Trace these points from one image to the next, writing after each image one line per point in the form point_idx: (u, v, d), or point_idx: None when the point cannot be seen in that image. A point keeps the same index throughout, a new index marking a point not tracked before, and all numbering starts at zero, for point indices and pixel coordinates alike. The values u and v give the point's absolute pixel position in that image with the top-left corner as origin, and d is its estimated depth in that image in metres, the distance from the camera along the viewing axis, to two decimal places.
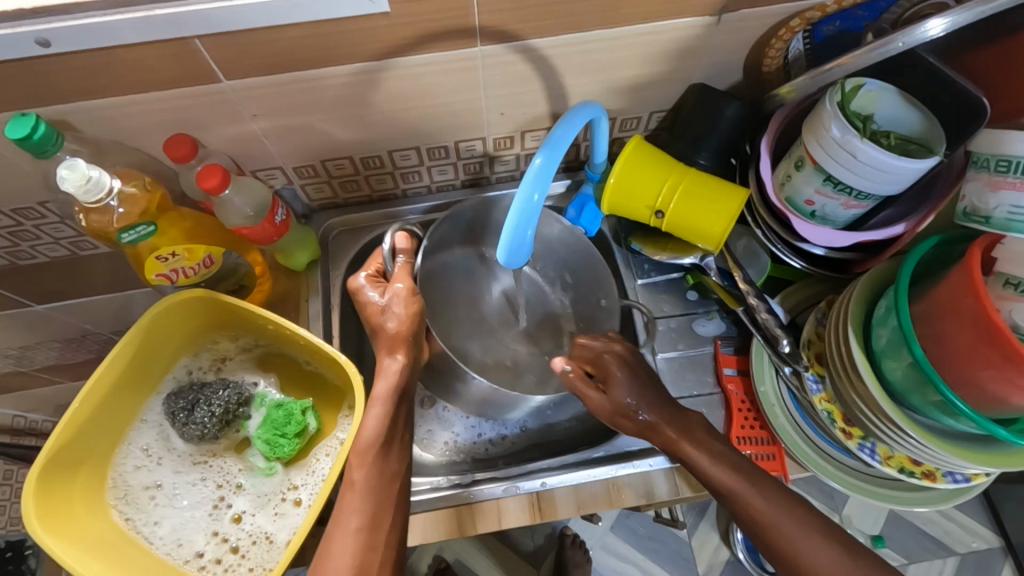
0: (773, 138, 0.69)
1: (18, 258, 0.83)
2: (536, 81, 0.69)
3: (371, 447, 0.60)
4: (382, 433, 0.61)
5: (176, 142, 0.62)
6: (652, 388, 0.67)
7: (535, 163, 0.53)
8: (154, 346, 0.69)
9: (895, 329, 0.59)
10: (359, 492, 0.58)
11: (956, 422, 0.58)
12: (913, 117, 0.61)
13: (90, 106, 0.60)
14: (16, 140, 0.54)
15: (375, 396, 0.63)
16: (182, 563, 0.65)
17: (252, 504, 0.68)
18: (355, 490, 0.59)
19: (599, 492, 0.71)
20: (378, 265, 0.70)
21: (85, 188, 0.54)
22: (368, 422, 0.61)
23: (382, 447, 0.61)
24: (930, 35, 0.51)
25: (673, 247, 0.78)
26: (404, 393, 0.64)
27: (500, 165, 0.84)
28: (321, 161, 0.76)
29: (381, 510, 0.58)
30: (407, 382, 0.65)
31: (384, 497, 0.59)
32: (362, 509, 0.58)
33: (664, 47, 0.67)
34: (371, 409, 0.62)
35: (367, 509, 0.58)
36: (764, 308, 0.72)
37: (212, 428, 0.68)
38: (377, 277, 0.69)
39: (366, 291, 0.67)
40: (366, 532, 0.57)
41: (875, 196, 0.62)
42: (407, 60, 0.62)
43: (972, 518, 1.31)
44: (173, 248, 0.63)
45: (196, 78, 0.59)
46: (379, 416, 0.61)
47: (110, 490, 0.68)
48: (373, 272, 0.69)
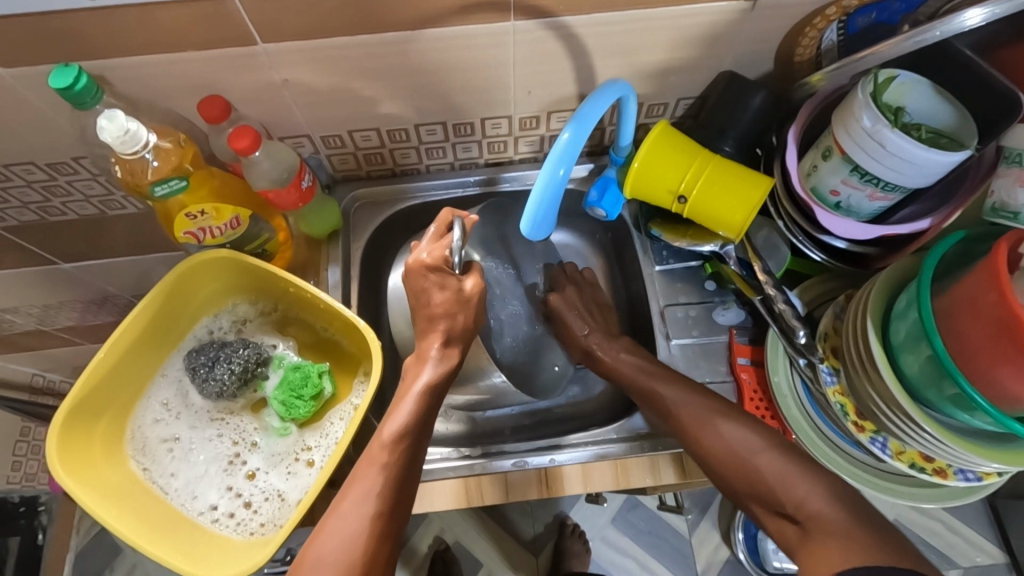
0: (801, 129, 0.69)
1: (49, 214, 0.85)
2: (566, 61, 0.70)
3: (401, 441, 0.59)
4: (413, 430, 0.60)
5: (209, 102, 0.63)
6: (675, 397, 0.69)
7: (563, 138, 0.54)
8: (178, 304, 0.71)
9: (914, 322, 0.59)
10: (380, 477, 0.58)
11: (971, 417, 0.57)
12: (944, 110, 0.61)
13: (129, 62, 0.61)
14: (59, 90, 0.55)
15: (411, 390, 0.62)
16: (196, 515, 0.66)
17: (266, 462, 0.69)
18: (374, 477, 0.58)
19: (606, 472, 0.71)
20: (441, 251, 0.63)
21: (122, 139, 0.54)
22: (402, 413, 0.60)
23: (412, 443, 0.60)
24: (968, 25, 0.51)
25: (694, 233, 0.78)
26: (437, 397, 0.63)
27: (523, 146, 0.85)
28: (348, 132, 0.77)
29: (398, 502, 0.58)
30: (444, 384, 0.64)
31: (402, 488, 0.58)
32: (378, 497, 0.57)
33: (696, 31, 0.67)
34: (404, 403, 0.61)
35: (384, 499, 0.57)
36: (781, 299, 0.71)
37: (231, 385, 0.69)
38: (439, 267, 0.63)
39: (427, 287, 0.63)
40: (383, 520, 0.56)
41: (902, 188, 0.61)
42: (440, 32, 0.63)
43: (978, 532, 1.31)
44: (202, 206, 0.64)
45: (235, 39, 0.60)
46: (411, 411, 0.60)
47: (129, 440, 0.69)
48: (436, 261, 0.63)
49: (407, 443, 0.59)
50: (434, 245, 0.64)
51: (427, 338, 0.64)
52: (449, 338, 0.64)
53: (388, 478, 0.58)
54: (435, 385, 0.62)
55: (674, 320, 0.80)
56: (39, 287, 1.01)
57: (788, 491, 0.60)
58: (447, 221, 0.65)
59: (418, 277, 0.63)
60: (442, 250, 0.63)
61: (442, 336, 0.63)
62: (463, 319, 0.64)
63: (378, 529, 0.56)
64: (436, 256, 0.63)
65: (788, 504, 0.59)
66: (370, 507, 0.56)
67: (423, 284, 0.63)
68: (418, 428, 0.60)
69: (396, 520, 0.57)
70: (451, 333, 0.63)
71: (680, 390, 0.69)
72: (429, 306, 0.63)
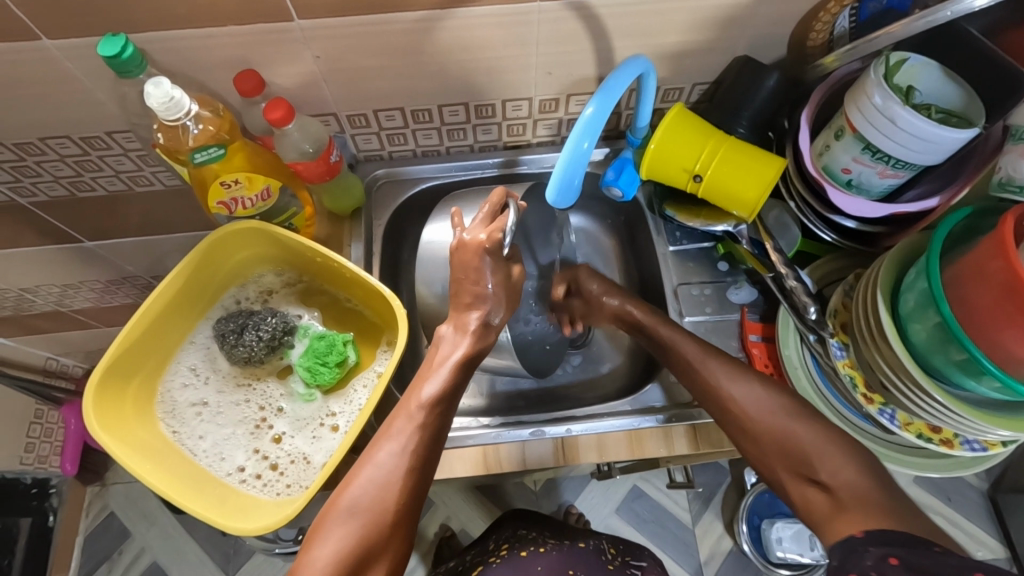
0: (813, 113, 0.72)
1: (78, 189, 0.88)
2: (586, 42, 0.72)
3: (437, 404, 0.62)
4: (447, 395, 0.63)
5: (244, 76, 0.66)
6: (690, 370, 0.70)
7: (587, 112, 0.56)
8: (208, 272, 0.73)
9: (923, 291, 0.61)
10: (415, 434, 0.60)
11: (978, 385, 0.59)
12: (953, 92, 0.63)
13: (170, 35, 0.64)
14: (107, 58, 0.57)
15: (448, 359, 0.64)
16: (223, 475, 0.68)
17: (291, 426, 0.71)
18: (408, 433, 0.60)
19: (621, 442, 0.73)
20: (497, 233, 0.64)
21: (166, 105, 0.57)
22: (438, 379, 0.63)
23: (443, 408, 0.62)
24: (976, 5, 0.54)
25: (707, 213, 0.80)
26: (468, 369, 0.65)
27: (541, 129, 0.87)
28: (373, 111, 0.79)
29: (429, 457, 0.60)
30: (477, 357, 0.66)
31: (432, 450, 0.60)
32: (411, 454, 0.59)
33: (713, 14, 0.69)
34: (441, 370, 0.64)
35: (416, 453, 0.59)
36: (793, 277, 0.73)
37: (259, 351, 0.71)
38: (496, 249, 0.64)
39: (484, 268, 0.64)
40: (415, 474, 0.58)
41: (912, 165, 0.63)
42: (469, 10, 0.66)
43: (978, 527, 1.32)
44: (236, 175, 0.67)
45: (273, 14, 0.63)
46: (448, 377, 0.63)
47: (159, 403, 0.72)
48: (494, 244, 0.64)
49: (441, 407, 0.61)
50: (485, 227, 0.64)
51: (468, 312, 0.66)
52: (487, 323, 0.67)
53: (424, 434, 0.60)
54: (471, 357, 0.65)
55: (688, 298, 0.82)
56: (63, 265, 1.03)
57: (799, 448, 0.61)
58: (498, 203, 0.66)
59: (473, 256, 0.64)
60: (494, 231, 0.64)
61: (483, 315, 0.66)
62: (501, 314, 0.67)
63: (410, 483, 0.58)
64: (493, 238, 0.63)
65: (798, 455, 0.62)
66: (404, 461, 0.58)
67: (478, 264, 0.64)
68: (450, 394, 0.63)
69: (427, 478, 0.59)
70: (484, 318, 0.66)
71: (694, 360, 0.70)
72: (478, 285, 0.65)
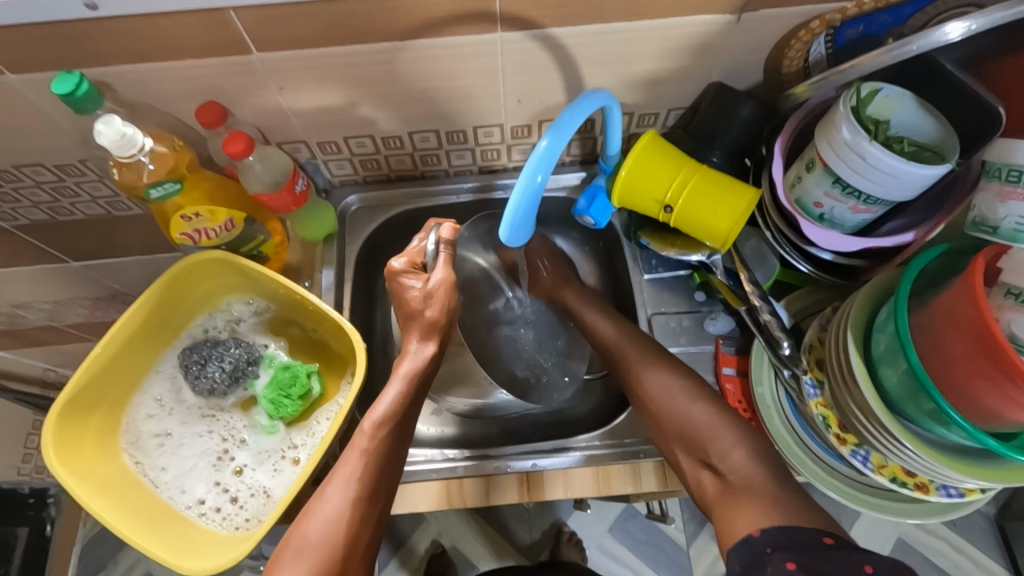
0: (788, 141, 0.69)
1: (58, 214, 0.89)
2: (554, 71, 0.71)
3: (383, 425, 0.61)
4: (396, 415, 0.62)
5: (206, 108, 0.65)
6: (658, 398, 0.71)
7: (541, 146, 0.54)
8: (173, 303, 0.73)
9: (893, 335, 0.58)
10: (362, 462, 0.59)
11: (949, 432, 0.57)
12: (929, 124, 0.61)
13: (130, 69, 0.64)
14: (62, 96, 0.57)
15: (396, 376, 0.64)
16: (183, 508, 0.68)
17: (253, 458, 0.71)
18: (357, 463, 0.59)
19: (587, 478, 0.72)
20: (417, 256, 0.68)
21: (118, 143, 0.56)
22: (384, 400, 0.63)
23: (394, 429, 0.61)
24: (948, 38, 0.51)
25: (682, 242, 0.78)
26: (421, 389, 0.65)
27: (516, 154, 0.86)
28: (343, 138, 0.79)
29: (377, 482, 0.59)
30: (429, 369, 0.66)
31: (383, 473, 0.60)
32: (359, 482, 0.58)
33: (682, 42, 0.68)
34: (389, 388, 0.64)
35: (364, 482, 0.58)
36: (767, 310, 0.71)
37: (222, 383, 0.71)
38: (414, 266, 0.67)
39: (405, 280, 0.66)
40: (363, 503, 0.58)
41: (885, 201, 0.61)
42: (429, 42, 0.65)
43: (984, 553, 1.28)
44: (196, 208, 0.67)
45: (231, 48, 0.63)
46: (396, 394, 0.63)
47: (123, 434, 0.72)
48: (410, 262, 0.67)
49: (388, 425, 0.61)
50: (408, 252, 0.68)
51: (407, 332, 0.67)
52: (427, 336, 0.66)
53: (372, 461, 0.59)
54: (419, 373, 0.65)
55: (662, 329, 0.80)
56: (51, 284, 1.04)
57: None
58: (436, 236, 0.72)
59: (396, 282, 0.67)
60: (416, 255, 0.68)
61: (418, 330, 0.66)
62: (428, 317, 0.65)
63: (360, 513, 0.57)
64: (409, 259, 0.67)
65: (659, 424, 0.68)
66: (351, 491, 0.58)
67: (399, 284, 0.66)
68: (399, 415, 0.62)
69: (377, 502, 0.59)
70: (421, 331, 0.66)
71: (660, 398, 0.67)
72: (403, 306, 0.66)
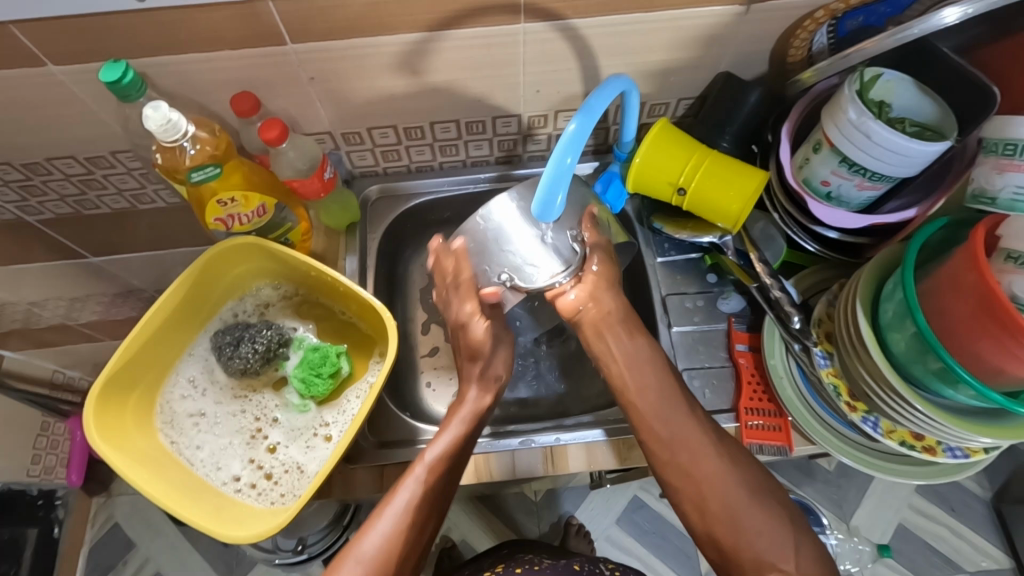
0: (795, 124, 0.73)
1: (84, 207, 0.91)
2: (572, 61, 0.74)
3: (441, 464, 0.65)
4: (453, 455, 0.66)
5: (241, 97, 0.68)
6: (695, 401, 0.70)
7: (570, 128, 0.56)
8: (206, 288, 0.75)
9: (900, 302, 0.62)
10: (420, 491, 0.64)
11: (955, 393, 0.60)
12: (928, 105, 0.65)
13: (169, 59, 0.66)
14: (108, 83, 0.60)
15: (456, 422, 0.69)
16: (219, 484, 0.70)
17: (286, 436, 0.73)
18: (414, 491, 0.64)
19: (609, 451, 0.75)
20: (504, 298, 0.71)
21: (165, 127, 0.59)
22: (443, 440, 0.67)
23: (448, 469, 0.65)
24: (946, 22, 0.55)
25: (694, 225, 0.82)
26: (475, 430, 0.70)
27: (532, 145, 0.89)
28: (367, 129, 0.82)
29: (432, 511, 0.64)
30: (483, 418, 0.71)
31: (435, 506, 0.64)
32: (415, 508, 0.63)
33: (693, 33, 0.71)
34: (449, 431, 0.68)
35: (419, 510, 0.63)
36: (777, 287, 0.76)
37: (255, 363, 0.73)
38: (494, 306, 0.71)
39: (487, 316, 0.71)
40: (416, 529, 0.63)
41: (889, 178, 0.65)
42: (456, 33, 0.68)
43: (982, 537, 1.31)
44: (232, 194, 0.69)
45: (268, 39, 0.65)
46: (453, 437, 0.67)
47: (158, 414, 0.74)
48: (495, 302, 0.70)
49: (446, 468, 0.65)
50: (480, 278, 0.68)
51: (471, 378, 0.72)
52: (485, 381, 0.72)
53: (428, 492, 0.64)
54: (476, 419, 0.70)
55: (676, 308, 0.83)
56: (70, 279, 1.06)
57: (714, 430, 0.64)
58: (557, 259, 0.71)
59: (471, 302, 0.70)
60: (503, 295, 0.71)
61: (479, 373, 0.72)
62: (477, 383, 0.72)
63: (414, 535, 0.62)
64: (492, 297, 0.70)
65: (645, 414, 0.67)
66: (408, 516, 0.62)
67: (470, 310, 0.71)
68: (451, 458, 0.66)
69: (428, 529, 0.64)
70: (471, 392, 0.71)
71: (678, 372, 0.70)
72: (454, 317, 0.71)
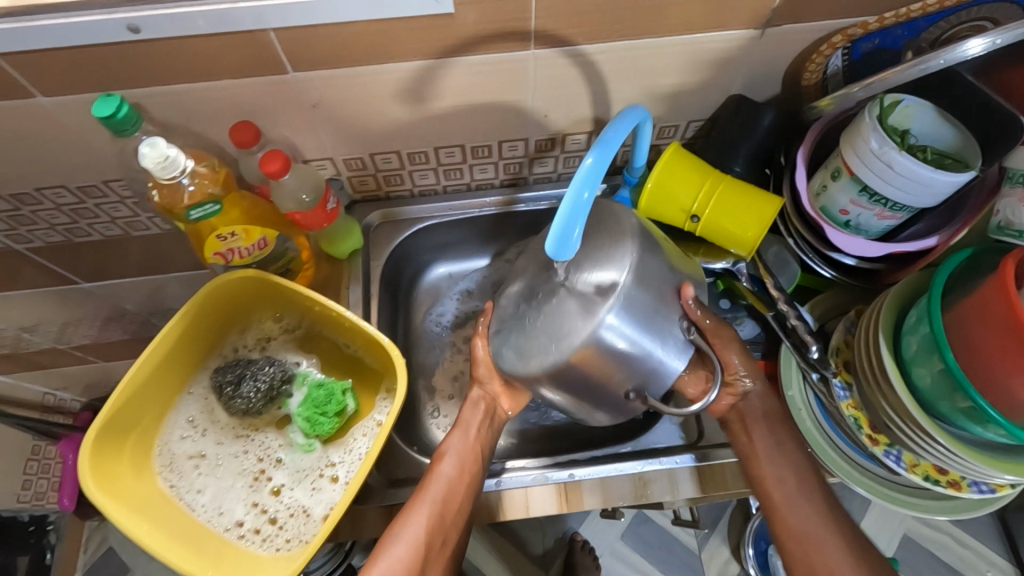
0: (809, 151, 0.72)
1: (75, 235, 0.87)
2: (582, 85, 0.72)
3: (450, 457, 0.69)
4: (463, 449, 0.70)
5: (241, 127, 0.65)
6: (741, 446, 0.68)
7: (586, 162, 0.53)
8: (205, 326, 0.72)
9: (926, 336, 0.60)
10: (434, 484, 0.67)
11: (984, 430, 0.59)
12: (947, 133, 0.64)
13: (165, 90, 0.64)
14: (102, 119, 0.57)
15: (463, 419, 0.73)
16: (222, 531, 0.67)
17: (291, 478, 0.70)
18: (429, 485, 0.67)
19: (626, 486, 0.73)
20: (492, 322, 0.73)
21: (162, 165, 0.57)
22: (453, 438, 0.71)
23: (456, 462, 0.69)
24: (970, 54, 0.53)
25: (705, 251, 0.79)
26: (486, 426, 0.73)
27: (538, 168, 0.87)
28: (370, 154, 0.79)
29: (448, 503, 0.66)
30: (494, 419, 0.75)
31: (451, 498, 0.66)
32: (432, 502, 0.66)
33: (707, 57, 0.69)
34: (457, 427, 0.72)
35: (434, 502, 0.66)
36: (794, 314, 0.73)
37: (257, 403, 0.71)
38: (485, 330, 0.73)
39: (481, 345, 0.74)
40: (433, 521, 0.65)
41: (910, 207, 0.64)
42: (465, 60, 0.66)
43: (986, 545, 1.31)
44: (232, 228, 0.67)
45: (268, 68, 0.63)
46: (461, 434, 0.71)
47: (156, 457, 0.71)
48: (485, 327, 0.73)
49: (455, 460, 0.69)
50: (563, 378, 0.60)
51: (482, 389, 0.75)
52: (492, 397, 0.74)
53: (440, 485, 0.67)
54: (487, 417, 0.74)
55: None
56: (60, 305, 1.02)
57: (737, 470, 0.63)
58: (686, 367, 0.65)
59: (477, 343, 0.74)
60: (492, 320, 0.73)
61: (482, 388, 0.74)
62: (496, 386, 0.74)
63: (432, 526, 0.64)
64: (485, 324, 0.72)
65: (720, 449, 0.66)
66: (425, 509, 0.65)
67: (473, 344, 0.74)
68: (470, 462, 0.70)
69: (447, 520, 0.65)
70: (482, 397, 0.74)
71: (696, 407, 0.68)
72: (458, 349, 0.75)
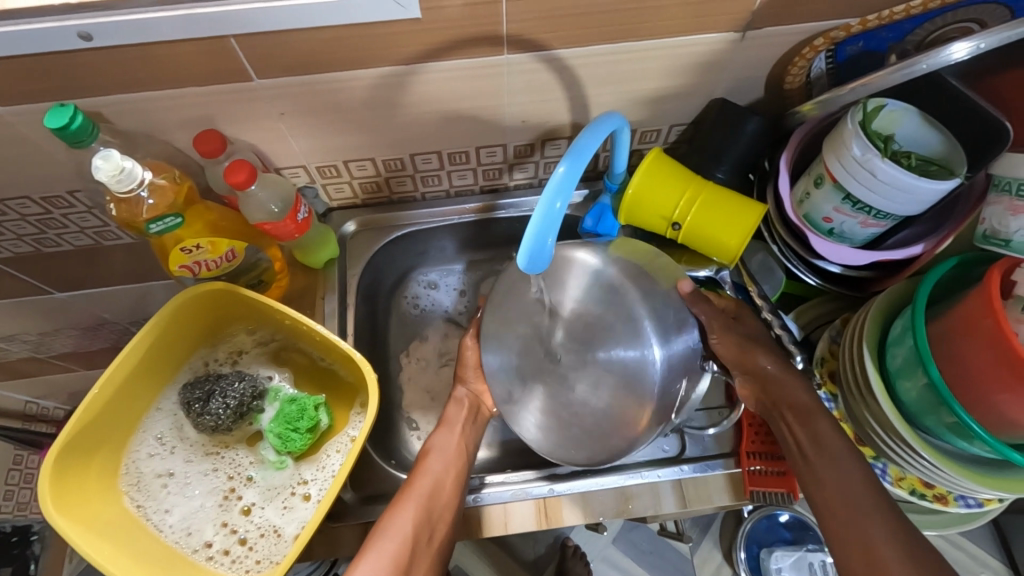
0: (792, 156, 0.70)
1: (44, 245, 0.85)
2: (559, 90, 0.70)
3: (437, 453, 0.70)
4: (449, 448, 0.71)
5: (205, 137, 0.63)
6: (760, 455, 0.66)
7: (558, 171, 0.52)
8: (173, 341, 0.70)
9: (911, 349, 0.59)
10: (422, 479, 0.66)
11: (970, 445, 0.57)
12: (933, 138, 0.62)
13: (125, 98, 0.61)
14: (54, 130, 0.55)
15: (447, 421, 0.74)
16: (190, 552, 0.66)
17: (261, 496, 0.69)
18: (417, 479, 0.66)
19: (607, 500, 0.71)
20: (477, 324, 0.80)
21: (117, 178, 0.55)
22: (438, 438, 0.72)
23: (443, 460, 0.69)
24: (954, 58, 0.51)
25: (688, 258, 0.78)
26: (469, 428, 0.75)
27: (518, 174, 0.85)
28: (344, 162, 0.77)
29: (437, 496, 0.66)
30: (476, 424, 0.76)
31: (439, 493, 0.66)
32: (420, 494, 0.65)
33: (687, 61, 0.67)
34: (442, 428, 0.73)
35: (423, 494, 0.65)
36: (778, 323, 0.71)
37: (226, 420, 0.69)
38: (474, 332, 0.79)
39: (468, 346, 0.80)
40: (423, 512, 0.64)
41: (894, 215, 0.62)
42: (437, 65, 0.64)
43: (981, 548, 1.28)
44: (197, 240, 0.65)
45: (231, 75, 0.61)
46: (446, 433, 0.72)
47: (123, 476, 0.69)
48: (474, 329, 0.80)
49: (441, 458, 0.69)
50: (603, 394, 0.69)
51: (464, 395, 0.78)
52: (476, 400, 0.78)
53: (429, 478, 0.67)
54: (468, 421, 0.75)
55: None
56: (34, 315, 0.99)
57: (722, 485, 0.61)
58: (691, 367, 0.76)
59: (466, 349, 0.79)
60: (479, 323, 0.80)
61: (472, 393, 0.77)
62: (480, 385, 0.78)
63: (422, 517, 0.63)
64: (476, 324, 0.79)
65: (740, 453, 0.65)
66: (415, 501, 0.64)
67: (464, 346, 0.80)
68: (456, 459, 0.70)
69: (437, 513, 0.65)
70: (468, 396, 0.78)
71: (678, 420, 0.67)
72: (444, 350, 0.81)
